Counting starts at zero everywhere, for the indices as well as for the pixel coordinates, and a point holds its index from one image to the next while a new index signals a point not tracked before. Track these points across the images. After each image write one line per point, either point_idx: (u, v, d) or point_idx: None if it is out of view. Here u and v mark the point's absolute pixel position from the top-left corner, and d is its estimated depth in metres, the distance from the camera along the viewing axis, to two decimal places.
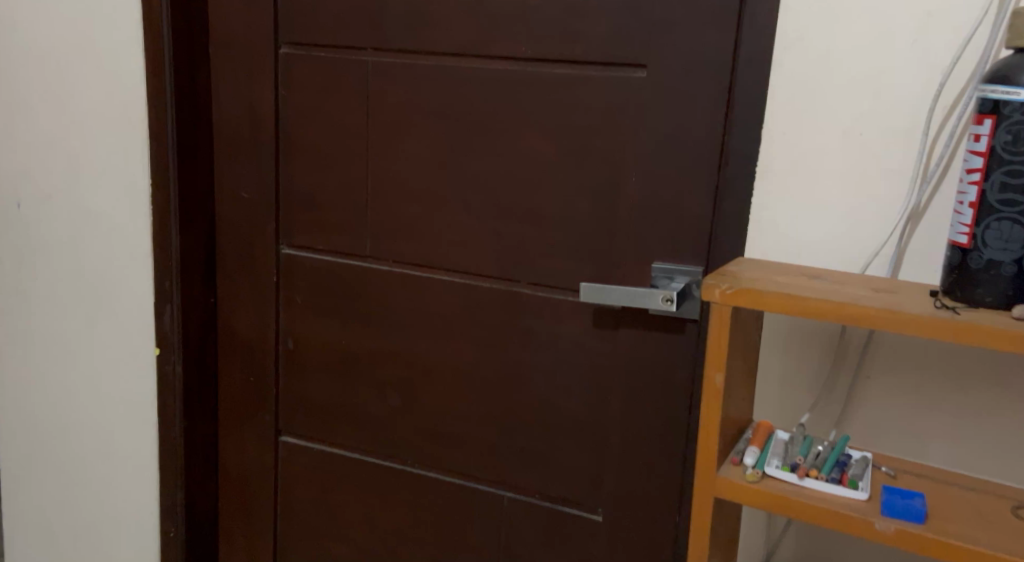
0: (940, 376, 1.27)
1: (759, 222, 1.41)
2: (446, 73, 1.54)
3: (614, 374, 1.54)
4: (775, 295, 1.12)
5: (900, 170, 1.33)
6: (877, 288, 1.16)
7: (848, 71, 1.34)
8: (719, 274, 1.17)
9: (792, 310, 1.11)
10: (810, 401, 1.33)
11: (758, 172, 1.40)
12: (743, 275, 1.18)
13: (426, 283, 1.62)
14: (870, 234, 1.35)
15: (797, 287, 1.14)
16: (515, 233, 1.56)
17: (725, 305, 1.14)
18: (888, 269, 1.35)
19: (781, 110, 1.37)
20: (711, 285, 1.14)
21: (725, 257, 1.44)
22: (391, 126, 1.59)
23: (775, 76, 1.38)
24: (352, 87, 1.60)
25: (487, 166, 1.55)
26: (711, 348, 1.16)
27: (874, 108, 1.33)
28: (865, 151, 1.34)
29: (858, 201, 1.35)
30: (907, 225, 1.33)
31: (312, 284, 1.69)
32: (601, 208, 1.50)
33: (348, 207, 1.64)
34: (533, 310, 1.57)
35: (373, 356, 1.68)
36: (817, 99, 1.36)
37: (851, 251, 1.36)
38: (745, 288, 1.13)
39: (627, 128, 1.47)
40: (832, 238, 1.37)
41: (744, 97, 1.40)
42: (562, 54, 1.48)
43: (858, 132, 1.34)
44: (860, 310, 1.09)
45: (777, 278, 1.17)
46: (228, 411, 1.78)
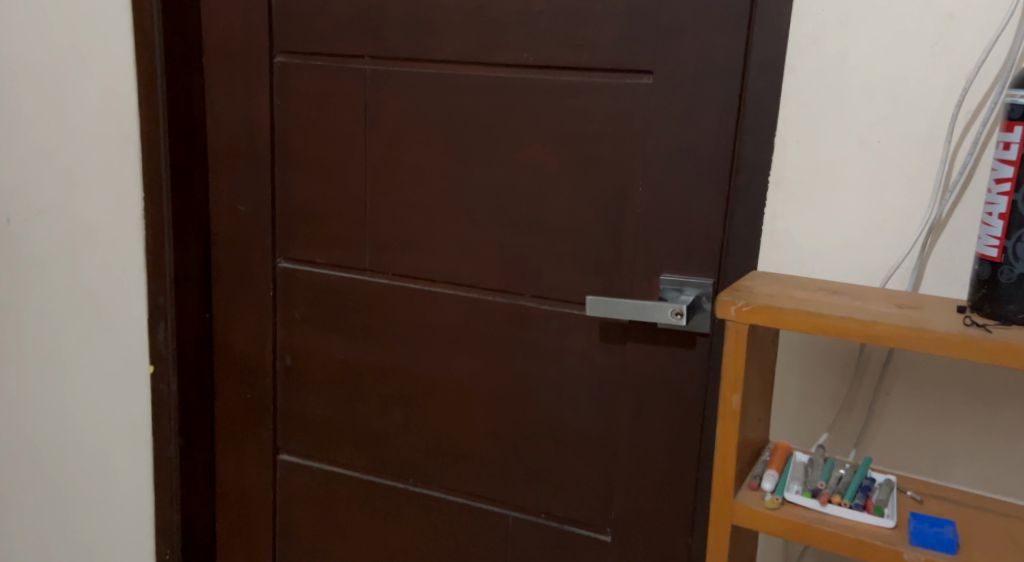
0: (963, 392, 1.22)
1: (774, 233, 1.36)
2: (447, 82, 1.50)
3: (622, 390, 1.49)
4: (794, 312, 1.07)
5: (921, 179, 1.28)
6: (901, 303, 1.11)
7: (865, 77, 1.29)
8: (734, 290, 1.12)
9: (812, 328, 1.07)
10: (829, 420, 1.28)
11: (772, 182, 1.35)
12: (760, 290, 1.13)
13: (427, 296, 1.58)
14: (890, 246, 1.31)
15: (818, 304, 1.09)
16: (520, 246, 1.51)
17: (741, 323, 1.10)
18: (909, 283, 1.30)
19: (795, 118, 1.33)
20: (726, 301, 1.10)
21: (738, 270, 1.39)
22: (391, 136, 1.55)
23: (789, 81, 1.33)
24: (351, 96, 1.55)
25: (490, 177, 1.51)
26: (727, 368, 1.11)
27: (893, 115, 1.29)
28: (884, 160, 1.30)
29: (877, 211, 1.31)
30: (929, 236, 1.28)
31: (311, 298, 1.64)
32: (608, 218, 1.45)
33: (349, 219, 1.59)
34: (538, 324, 1.52)
35: (374, 371, 1.63)
36: (832, 106, 1.31)
37: (870, 263, 1.32)
38: (762, 305, 1.08)
39: (634, 136, 1.42)
40: (849, 251, 1.32)
41: (755, 103, 1.35)
42: (566, 61, 1.43)
43: (876, 140, 1.30)
44: (885, 328, 1.04)
45: (796, 294, 1.12)
46: (226, 428, 1.73)
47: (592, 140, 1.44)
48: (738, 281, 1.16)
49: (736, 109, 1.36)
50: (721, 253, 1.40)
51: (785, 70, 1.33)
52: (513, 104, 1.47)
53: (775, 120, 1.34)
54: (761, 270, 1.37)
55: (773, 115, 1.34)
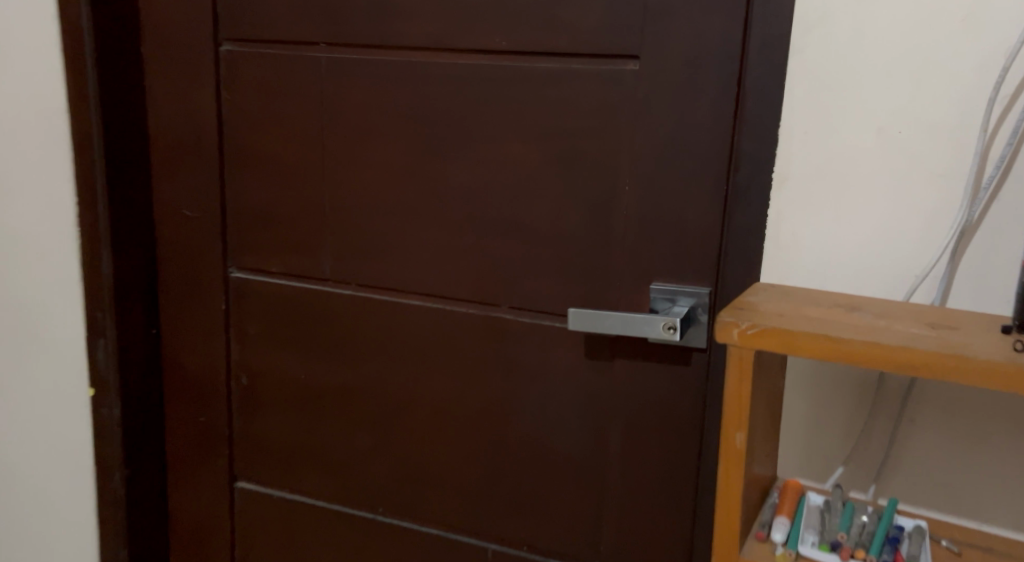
0: (996, 419, 1.09)
1: (780, 239, 1.22)
2: (412, 71, 1.35)
3: (611, 411, 1.35)
4: (809, 337, 0.93)
5: (948, 175, 1.14)
6: (933, 322, 0.96)
7: (883, 59, 1.14)
8: (735, 309, 0.98)
9: (829, 356, 0.92)
10: (844, 453, 1.14)
11: (777, 180, 1.21)
12: (767, 308, 0.99)
13: (394, 308, 1.43)
14: (913, 252, 1.16)
15: (837, 324, 0.95)
16: (496, 252, 1.36)
17: (745, 349, 0.95)
18: (936, 294, 1.15)
19: (802, 107, 1.19)
20: (728, 324, 0.95)
21: (739, 283, 1.25)
22: (353, 132, 1.40)
23: (794, 65, 1.18)
24: (307, 88, 1.40)
25: (462, 176, 1.36)
26: (730, 404, 0.97)
27: (915, 102, 1.14)
28: (905, 153, 1.15)
29: (897, 213, 1.16)
30: (959, 240, 1.14)
31: (267, 312, 1.49)
32: (592, 221, 1.30)
33: (309, 225, 1.44)
34: (517, 339, 1.38)
35: (338, 391, 1.48)
36: (845, 93, 1.16)
37: (890, 272, 1.17)
38: (770, 328, 0.94)
39: (620, 129, 1.27)
40: (866, 257, 1.18)
41: (756, 90, 1.20)
42: (544, 46, 1.29)
43: (895, 131, 1.15)
44: (917, 356, 0.90)
45: (809, 311, 0.98)
46: (177, 455, 1.58)
47: (573, 134, 1.29)
48: (740, 297, 1.01)
49: (733, 96, 1.21)
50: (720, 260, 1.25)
51: (788, 53, 1.18)
52: (485, 95, 1.32)
53: (779, 109, 1.20)
54: (765, 281, 1.23)
55: (776, 104, 1.20)
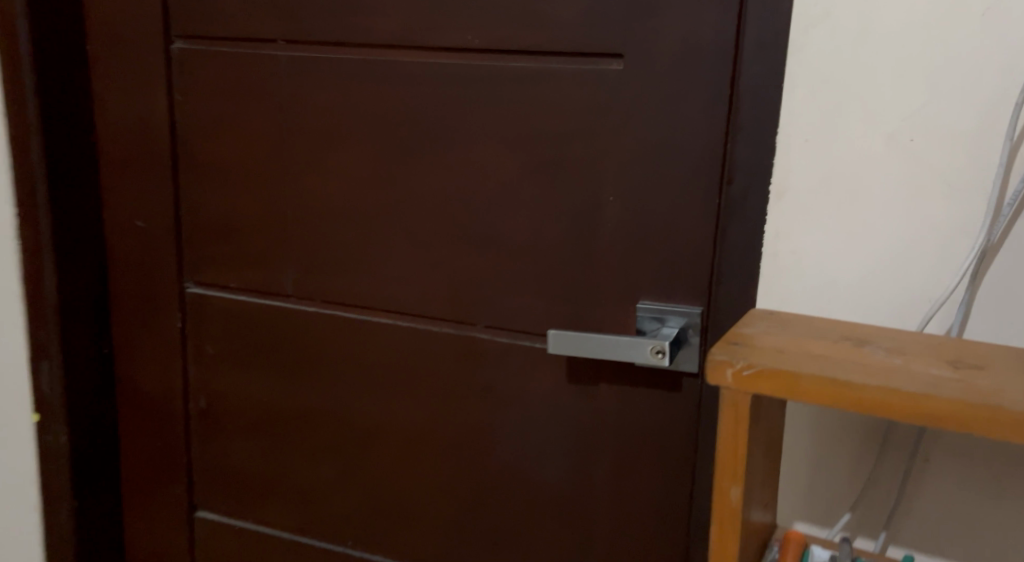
0: (1014, 466, 1.02)
1: (778, 258, 1.11)
2: (378, 71, 1.24)
3: (596, 439, 1.24)
4: (815, 380, 0.83)
5: (968, 187, 1.03)
6: (955, 361, 0.86)
7: (893, 59, 1.04)
8: (730, 343, 0.88)
9: (837, 402, 0.83)
10: (851, 498, 1.07)
11: (775, 193, 1.10)
12: (763, 342, 0.89)
13: (362, 326, 1.33)
14: (928, 272, 1.05)
15: (845, 364, 0.85)
16: (471, 267, 1.26)
17: (742, 392, 0.86)
18: (954, 319, 1.05)
19: (803, 110, 1.08)
20: (722, 364, 0.85)
21: (734, 308, 1.15)
22: (316, 137, 1.29)
23: (793, 64, 1.08)
24: (266, 90, 1.29)
25: (433, 185, 1.25)
26: (724, 450, 0.88)
27: (929, 106, 1.03)
28: (918, 162, 1.04)
29: (908, 230, 1.06)
30: (981, 260, 1.03)
31: (226, 329, 1.39)
32: (574, 233, 1.20)
33: (271, 238, 1.34)
34: (494, 361, 1.27)
35: (303, 415, 1.38)
36: (849, 96, 1.06)
37: (901, 296, 1.07)
38: (770, 368, 0.84)
39: (603, 134, 1.17)
40: (876, 277, 1.07)
41: (750, 93, 1.10)
42: (520, 43, 1.18)
43: (907, 137, 1.04)
44: (937, 405, 0.80)
45: (813, 347, 0.88)
46: (132, 482, 1.47)
47: (553, 139, 1.19)
48: (733, 329, 0.91)
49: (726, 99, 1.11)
50: (712, 279, 1.15)
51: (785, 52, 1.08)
52: (457, 97, 1.22)
53: (776, 114, 1.09)
54: (763, 303, 1.12)
55: (773, 108, 1.09)
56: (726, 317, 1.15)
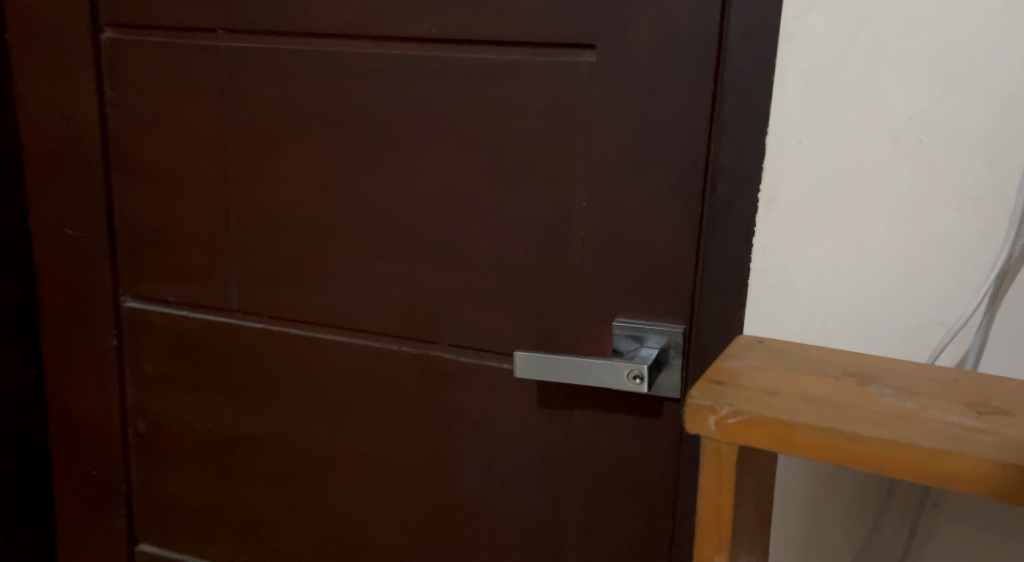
0: None
1: (768, 277, 0.99)
2: (326, 63, 1.12)
3: (567, 470, 1.13)
4: (806, 432, 0.73)
5: (986, 196, 0.91)
6: (973, 405, 0.76)
7: (901, 47, 0.91)
8: (713, 383, 0.77)
9: (835, 458, 0.73)
10: (853, 548, 0.97)
11: (765, 202, 0.98)
12: (749, 379, 0.78)
13: (312, 345, 1.21)
14: (939, 292, 0.93)
15: (841, 407, 0.75)
16: (430, 280, 1.15)
17: (727, 443, 0.75)
18: (971, 346, 0.93)
19: (796, 107, 0.95)
20: (703, 410, 0.75)
21: (719, 331, 1.03)
22: (259, 137, 1.17)
23: (783, 56, 0.95)
24: (203, 85, 1.18)
25: (387, 190, 1.14)
26: (706, 510, 0.77)
27: (941, 103, 0.91)
28: (929, 167, 0.92)
29: (917, 245, 0.93)
30: (1002, 280, 0.91)
31: (164, 348, 1.27)
32: (542, 243, 1.09)
33: (212, 247, 1.22)
34: (455, 382, 1.16)
35: (249, 442, 1.26)
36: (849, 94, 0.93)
37: (908, 320, 0.94)
38: (758, 417, 0.74)
39: (572, 135, 1.05)
40: (879, 298, 0.95)
41: (737, 87, 0.98)
42: (480, 33, 1.06)
43: (915, 138, 0.92)
44: (955, 464, 0.70)
45: (808, 389, 0.77)
46: (68, 512, 1.36)
47: (517, 140, 1.08)
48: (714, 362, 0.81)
49: (709, 96, 1.00)
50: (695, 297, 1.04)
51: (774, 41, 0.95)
52: (413, 92, 1.10)
53: (766, 111, 0.97)
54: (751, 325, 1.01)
55: (761, 104, 0.97)
56: (710, 340, 1.03)
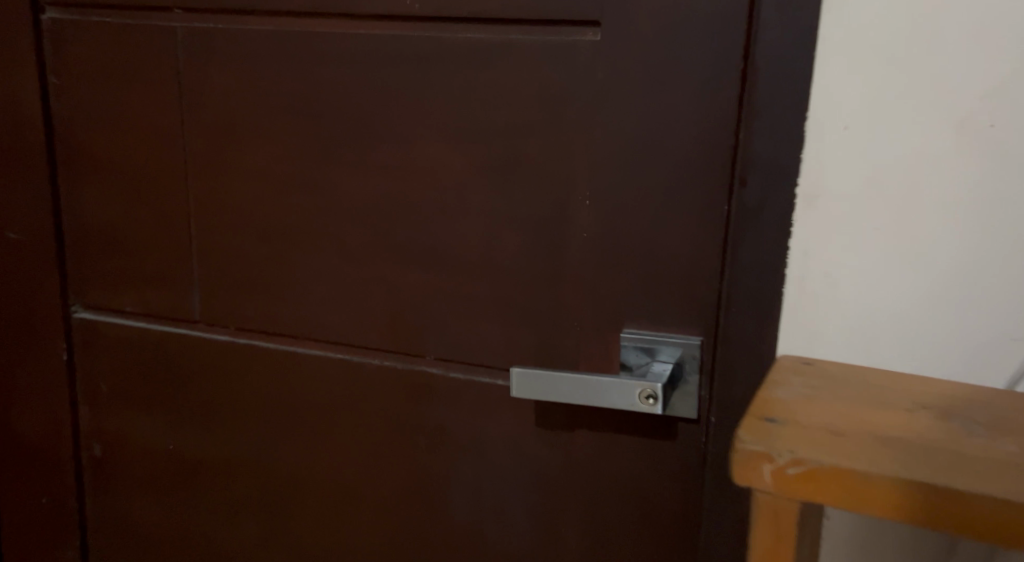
0: None
1: (808, 285, 0.87)
2: (294, 45, 1.00)
3: (567, 499, 1.01)
4: (879, 486, 0.63)
5: None
6: None
7: (967, 17, 0.79)
8: (767, 423, 0.68)
9: (917, 516, 0.63)
10: None
11: (805, 199, 0.86)
12: (806, 416, 0.69)
13: (285, 359, 1.09)
14: (1012, 301, 0.81)
15: (918, 451, 0.65)
16: (414, 287, 1.03)
17: (787, 496, 0.66)
18: None
19: (842, 90, 0.83)
20: (758, 457, 0.65)
21: (749, 349, 0.91)
22: (221, 129, 1.05)
23: (825, 29, 0.83)
24: (158, 70, 1.06)
25: (365, 187, 1.02)
26: None
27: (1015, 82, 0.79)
28: (1001, 157, 0.80)
29: (985, 247, 0.81)
30: None
31: (120, 363, 1.15)
32: (538, 246, 0.98)
33: (171, 251, 1.11)
34: (443, 400, 1.04)
35: (216, 467, 1.14)
36: (902, 73, 0.81)
37: (964, 335, 0.83)
38: (825, 466, 0.64)
39: (571, 123, 0.94)
40: (940, 309, 0.83)
41: (765, 68, 0.86)
42: (466, 10, 0.95)
43: (984, 123, 0.80)
44: None
45: (878, 428, 0.67)
46: (20, 540, 1.25)
47: (510, 129, 0.96)
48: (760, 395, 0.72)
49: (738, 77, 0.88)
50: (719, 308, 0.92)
51: (810, 14, 0.84)
52: (392, 77, 0.98)
53: (803, 95, 0.85)
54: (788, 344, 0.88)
55: (795, 86, 0.85)
56: (736, 357, 0.92)
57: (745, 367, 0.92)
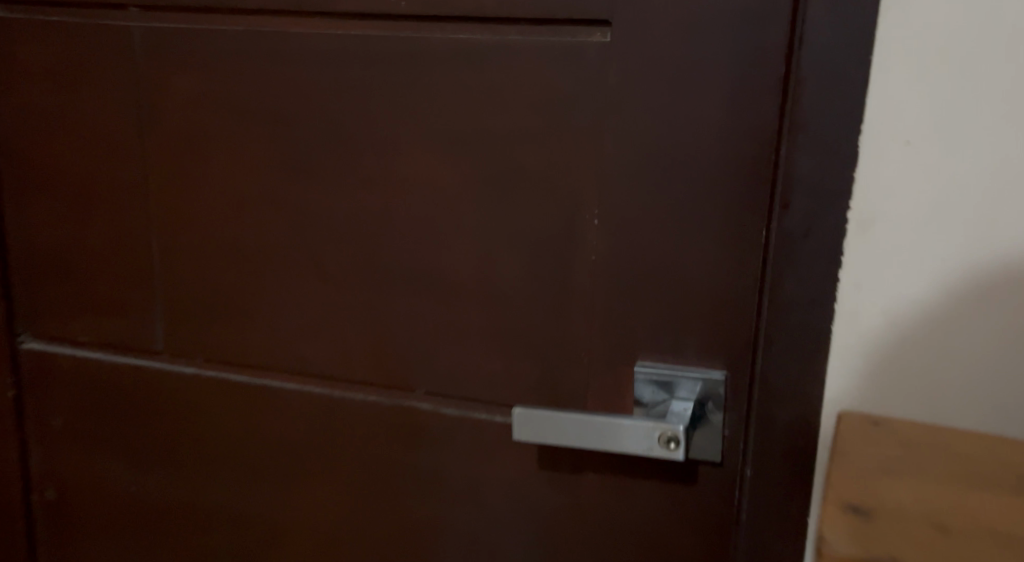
0: None
1: (859, 318, 0.78)
2: (266, 48, 0.90)
3: (574, 546, 0.92)
4: None
5: None
6: None
7: None
8: None
9: None
10: None
11: (857, 224, 0.77)
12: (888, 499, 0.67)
13: (258, 394, 0.99)
14: None
15: None
16: (401, 315, 0.93)
17: None
18: None
19: (901, 103, 0.74)
20: None
21: (793, 393, 0.81)
22: (184, 141, 0.95)
23: (886, 30, 0.74)
24: (111, 76, 0.95)
25: (346, 205, 0.91)
26: None
27: None
28: None
29: None
30: None
31: (74, 399, 1.05)
32: (539, 270, 0.88)
33: (130, 275, 1.00)
34: (435, 438, 0.95)
35: (183, 511, 1.05)
36: (974, 83, 0.72)
37: None
38: None
39: (578, 135, 0.84)
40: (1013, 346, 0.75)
41: (803, 76, 0.77)
42: (458, 8, 0.84)
43: None
44: None
45: None
46: None
47: (508, 141, 0.86)
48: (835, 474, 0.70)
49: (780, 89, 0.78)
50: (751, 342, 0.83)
51: (863, 17, 0.74)
52: (375, 82, 0.88)
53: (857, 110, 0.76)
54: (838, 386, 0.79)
55: (849, 102, 0.76)
56: (779, 403, 0.81)
57: (786, 421, 0.81)
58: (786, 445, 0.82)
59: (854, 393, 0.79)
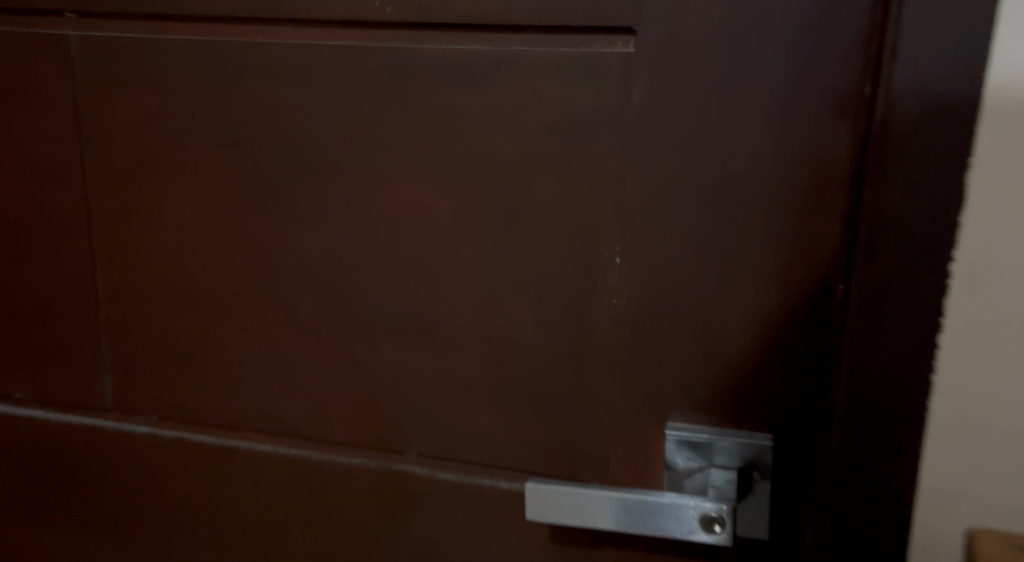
0: None
1: (964, 387, 0.66)
2: (229, 62, 0.77)
3: None
4: None
5: None
6: None
7: None
8: None
9: None
10: None
11: (962, 283, 0.65)
12: None
13: (224, 457, 0.87)
14: None
15: None
16: (390, 368, 0.81)
17: None
18: None
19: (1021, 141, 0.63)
20: None
21: (881, 478, 0.68)
22: (132, 169, 0.82)
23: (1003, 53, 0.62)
24: (48, 94, 0.82)
25: (324, 243, 0.79)
26: None
27: None
28: None
29: None
30: None
31: (14, 461, 0.93)
32: (551, 317, 0.76)
33: (74, 323, 0.87)
34: (430, 507, 0.83)
35: None
36: None
37: None
38: None
39: (596, 162, 0.72)
40: None
41: (892, 95, 0.64)
42: (455, 14, 0.72)
43: None
44: None
45: None
46: None
47: (512, 168, 0.74)
48: None
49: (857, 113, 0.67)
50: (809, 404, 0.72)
51: (955, 36, 0.62)
52: (356, 100, 0.75)
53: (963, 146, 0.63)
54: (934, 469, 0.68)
55: (948, 137, 0.63)
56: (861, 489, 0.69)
57: (869, 508, 0.69)
58: (865, 537, 0.69)
59: (957, 475, 0.67)
